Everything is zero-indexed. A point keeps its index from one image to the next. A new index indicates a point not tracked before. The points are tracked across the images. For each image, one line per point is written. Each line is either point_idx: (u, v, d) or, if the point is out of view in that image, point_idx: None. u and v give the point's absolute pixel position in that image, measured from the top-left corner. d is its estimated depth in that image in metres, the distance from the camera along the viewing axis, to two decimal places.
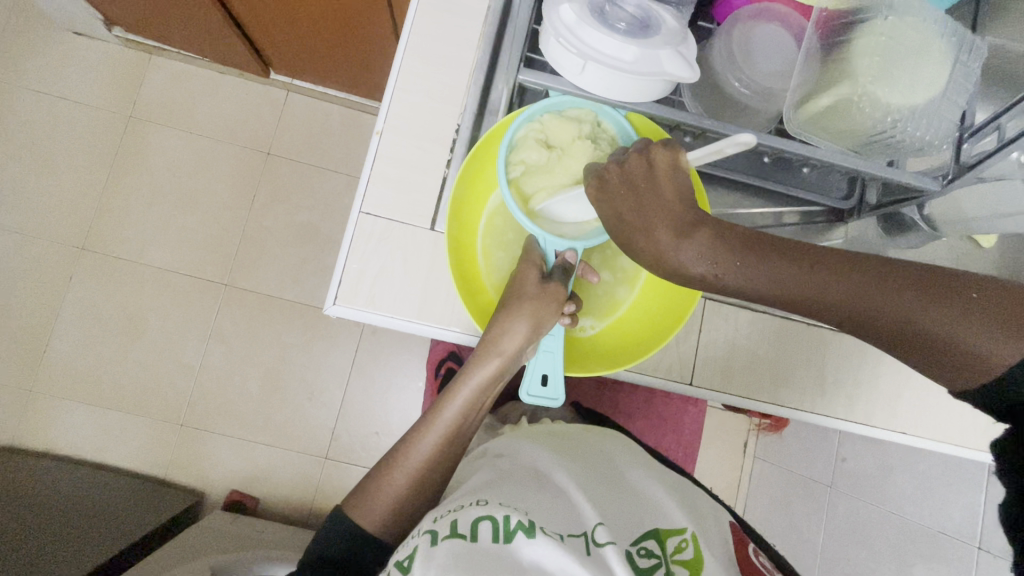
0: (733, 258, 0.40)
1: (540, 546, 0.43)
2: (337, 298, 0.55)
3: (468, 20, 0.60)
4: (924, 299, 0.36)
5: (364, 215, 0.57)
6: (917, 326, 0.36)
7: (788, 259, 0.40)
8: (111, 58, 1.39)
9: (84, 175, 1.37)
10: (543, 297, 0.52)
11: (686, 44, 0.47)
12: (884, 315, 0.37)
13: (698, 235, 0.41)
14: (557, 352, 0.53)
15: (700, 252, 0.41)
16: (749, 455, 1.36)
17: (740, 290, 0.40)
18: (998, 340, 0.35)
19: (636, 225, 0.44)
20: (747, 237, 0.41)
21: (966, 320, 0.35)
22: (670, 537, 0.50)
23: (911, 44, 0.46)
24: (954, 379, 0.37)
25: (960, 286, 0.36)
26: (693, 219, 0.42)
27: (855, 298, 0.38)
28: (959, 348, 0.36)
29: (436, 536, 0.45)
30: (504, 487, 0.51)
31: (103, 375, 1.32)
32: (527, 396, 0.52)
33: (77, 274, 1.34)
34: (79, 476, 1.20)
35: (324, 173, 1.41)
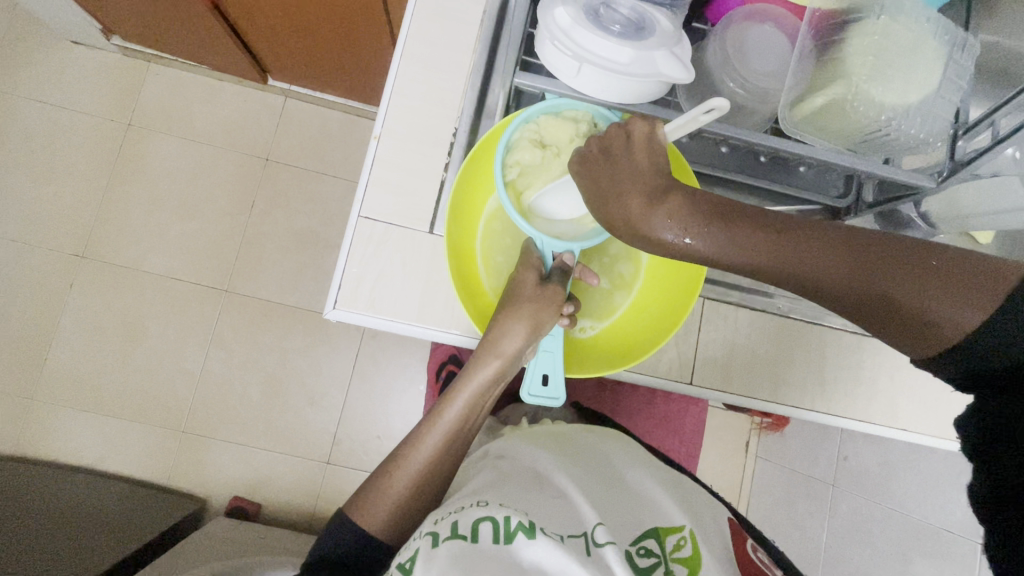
0: (708, 225, 0.38)
1: (540, 546, 0.43)
2: (337, 301, 0.55)
3: (464, 24, 0.61)
4: (892, 267, 0.36)
5: (363, 219, 0.57)
6: (879, 293, 0.36)
7: (763, 229, 0.38)
8: (109, 67, 1.39)
9: (84, 183, 1.37)
10: (542, 299, 0.53)
11: (680, 46, 0.48)
12: (848, 283, 0.37)
13: (673, 202, 0.39)
14: (557, 353, 0.53)
15: (674, 219, 0.38)
16: (751, 454, 1.36)
17: (716, 259, 0.38)
18: (961, 305, 0.35)
19: (610, 195, 0.42)
20: (720, 206, 0.39)
21: (925, 288, 0.36)
22: (669, 535, 0.50)
23: (904, 43, 0.46)
24: (917, 347, 0.38)
25: (919, 254, 0.36)
26: (664, 186, 0.40)
27: (828, 267, 0.37)
28: (914, 314, 0.36)
29: (437, 538, 0.45)
30: (504, 488, 0.52)
31: (104, 383, 1.32)
32: (528, 397, 0.52)
33: (77, 282, 1.34)
34: (81, 484, 1.20)
35: (322, 179, 1.42)
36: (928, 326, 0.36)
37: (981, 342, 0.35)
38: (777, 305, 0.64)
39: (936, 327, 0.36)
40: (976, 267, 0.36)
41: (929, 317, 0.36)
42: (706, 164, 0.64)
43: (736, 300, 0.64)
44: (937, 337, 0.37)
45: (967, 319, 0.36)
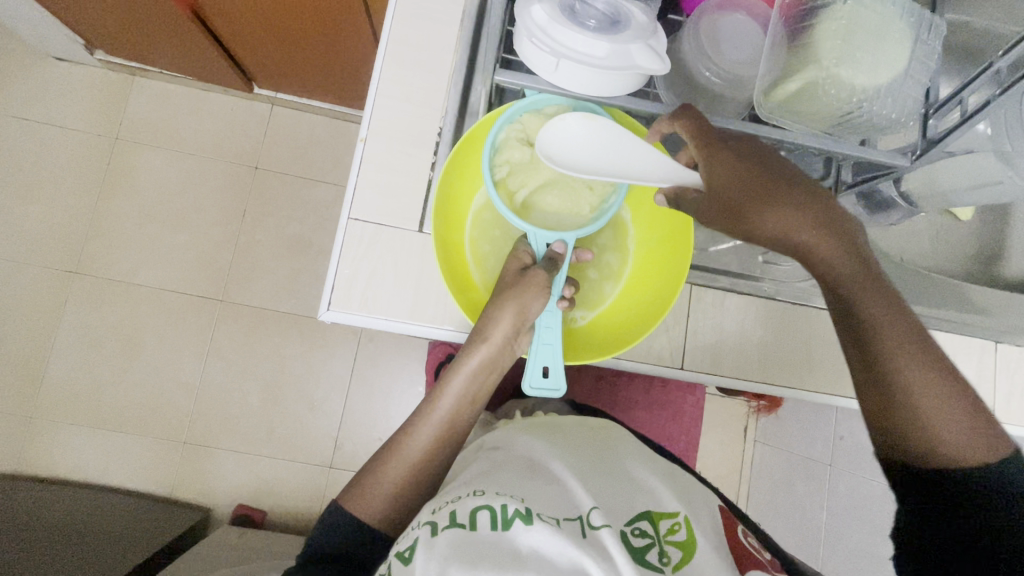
0: (860, 278, 0.43)
1: (538, 532, 0.44)
2: (331, 303, 0.56)
3: (444, 24, 0.62)
4: (951, 401, 0.43)
5: (353, 220, 0.58)
6: (936, 415, 0.43)
7: (896, 314, 0.43)
8: (94, 81, 1.39)
9: (74, 199, 1.37)
10: (526, 283, 0.53)
11: (656, 38, 0.49)
12: (917, 394, 0.43)
13: (840, 242, 0.43)
14: (557, 345, 0.54)
15: (836, 255, 0.42)
16: (749, 439, 1.39)
17: (849, 296, 0.43)
18: (969, 449, 0.43)
19: (780, 195, 0.43)
20: (877, 278, 0.43)
21: (956, 424, 0.43)
22: (663, 520, 0.52)
23: (870, 26, 0.48)
24: (914, 455, 0.45)
25: (971, 401, 0.44)
26: (844, 225, 0.43)
27: (920, 368, 0.43)
28: (931, 440, 0.44)
29: (436, 527, 0.46)
30: (500, 477, 0.53)
31: (103, 398, 1.32)
32: (528, 389, 0.52)
33: (72, 298, 1.34)
34: (84, 500, 1.21)
35: (313, 185, 1.42)
36: (936, 454, 0.44)
37: (964, 479, 0.43)
38: (766, 289, 0.66)
39: (942, 455, 0.44)
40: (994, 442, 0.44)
41: (941, 446, 0.44)
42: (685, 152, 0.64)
43: (723, 284, 0.66)
44: (934, 456, 0.44)
45: (964, 458, 0.43)
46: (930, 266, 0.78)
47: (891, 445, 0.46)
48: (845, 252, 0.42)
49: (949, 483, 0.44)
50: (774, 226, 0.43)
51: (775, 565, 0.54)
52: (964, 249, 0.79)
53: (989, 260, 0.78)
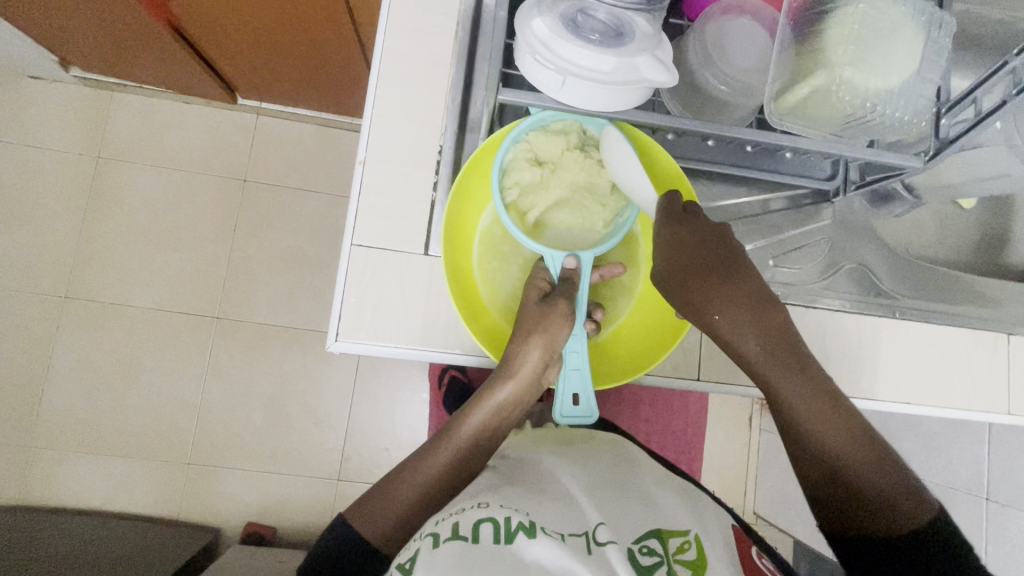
0: (776, 349, 0.48)
1: (541, 545, 0.44)
2: (339, 333, 0.55)
3: (438, 37, 0.60)
4: (878, 467, 0.46)
5: (357, 246, 0.56)
6: (869, 480, 0.46)
7: (815, 383, 0.48)
8: (71, 99, 1.35)
9: (59, 222, 1.34)
10: (549, 313, 0.52)
11: (661, 47, 0.47)
12: (840, 457, 0.46)
13: (754, 313, 0.49)
14: (585, 371, 0.53)
15: (752, 325, 0.49)
16: (755, 428, 1.40)
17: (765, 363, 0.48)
18: (909, 517, 0.45)
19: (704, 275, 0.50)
20: (792, 348, 0.48)
21: (888, 489, 0.46)
22: (674, 538, 0.49)
23: (882, 28, 0.46)
24: (855, 519, 0.46)
25: (897, 469, 0.46)
26: (759, 300, 0.49)
27: (844, 435, 0.47)
28: (863, 504, 0.46)
29: (437, 539, 0.45)
30: (507, 491, 0.52)
31: (102, 423, 1.30)
32: (560, 418, 0.51)
33: (64, 324, 1.31)
34: (90, 529, 1.19)
35: (304, 195, 1.39)
36: (873, 520, 0.46)
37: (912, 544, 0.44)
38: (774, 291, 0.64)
39: (878, 522, 0.45)
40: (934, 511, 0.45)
41: (876, 512, 0.45)
42: (689, 160, 0.64)
43: None
44: (876, 521, 0.45)
45: (907, 524, 0.45)
46: (938, 255, 0.77)
47: (830, 511, 0.48)
48: (750, 325, 0.49)
49: (902, 548, 0.44)
50: (694, 300, 0.50)
51: None
52: (972, 237, 0.78)
53: (996, 246, 0.77)
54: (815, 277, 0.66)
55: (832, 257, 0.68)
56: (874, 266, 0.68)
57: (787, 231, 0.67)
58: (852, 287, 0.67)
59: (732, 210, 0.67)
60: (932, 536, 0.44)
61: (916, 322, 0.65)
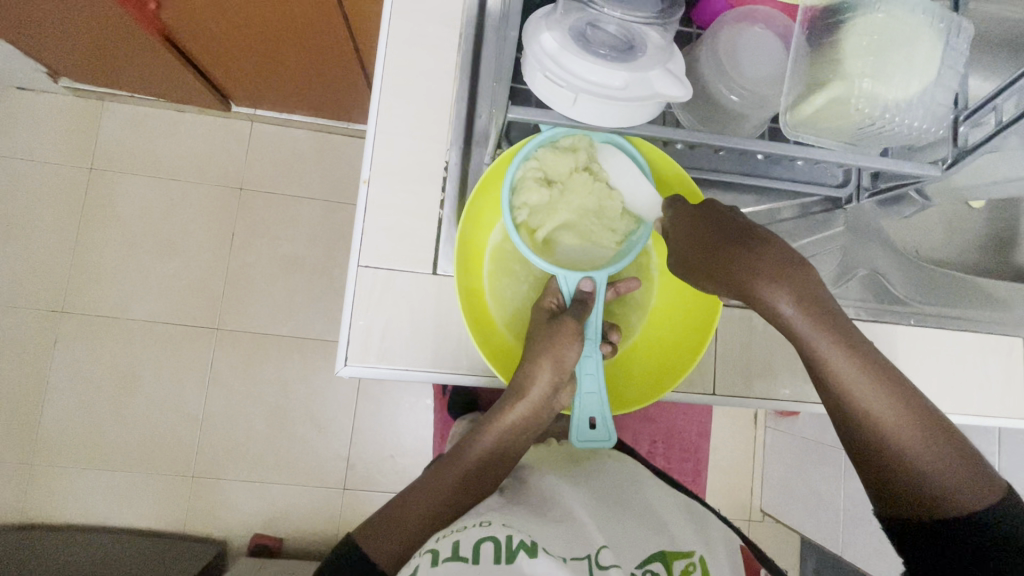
0: (822, 323, 0.44)
1: (542, 565, 0.43)
2: (348, 358, 0.54)
3: (440, 49, 0.58)
4: (935, 441, 0.43)
5: (363, 268, 0.55)
6: (929, 456, 0.43)
7: (860, 356, 0.44)
8: (61, 110, 1.33)
9: (53, 235, 1.31)
10: (559, 334, 0.51)
11: (673, 61, 0.46)
12: (896, 430, 0.43)
13: (797, 284, 0.44)
14: (602, 394, 0.53)
15: (797, 299, 0.43)
16: (761, 426, 1.40)
17: (810, 339, 0.44)
18: (969, 490, 0.43)
19: (738, 251, 0.45)
20: (835, 320, 0.44)
21: (947, 463, 0.43)
22: (677, 560, 0.50)
23: (903, 36, 0.45)
24: (915, 500, 0.44)
25: (950, 435, 0.44)
26: (801, 269, 0.44)
27: (898, 411, 0.43)
28: (923, 480, 0.43)
29: (437, 556, 0.45)
30: (511, 511, 0.52)
31: (103, 438, 1.28)
32: (578, 442, 0.51)
33: (60, 339, 1.29)
34: (94, 546, 1.18)
35: (301, 202, 1.38)
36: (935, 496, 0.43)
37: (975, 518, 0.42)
38: None
39: (941, 499, 0.43)
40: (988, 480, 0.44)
41: (935, 487, 0.43)
42: (701, 170, 0.63)
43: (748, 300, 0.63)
44: (938, 499, 0.43)
45: (968, 498, 0.43)
46: (947, 256, 0.76)
47: (886, 490, 0.45)
48: (795, 290, 0.44)
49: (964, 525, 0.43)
50: (732, 276, 0.45)
51: None
52: (981, 236, 0.77)
53: (1005, 245, 0.76)
54: (828, 285, 0.66)
55: (846, 264, 0.67)
56: (889, 272, 0.67)
57: (799, 240, 0.67)
58: (866, 295, 0.66)
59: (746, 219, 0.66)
60: (993, 510, 0.42)
61: (933, 329, 0.65)
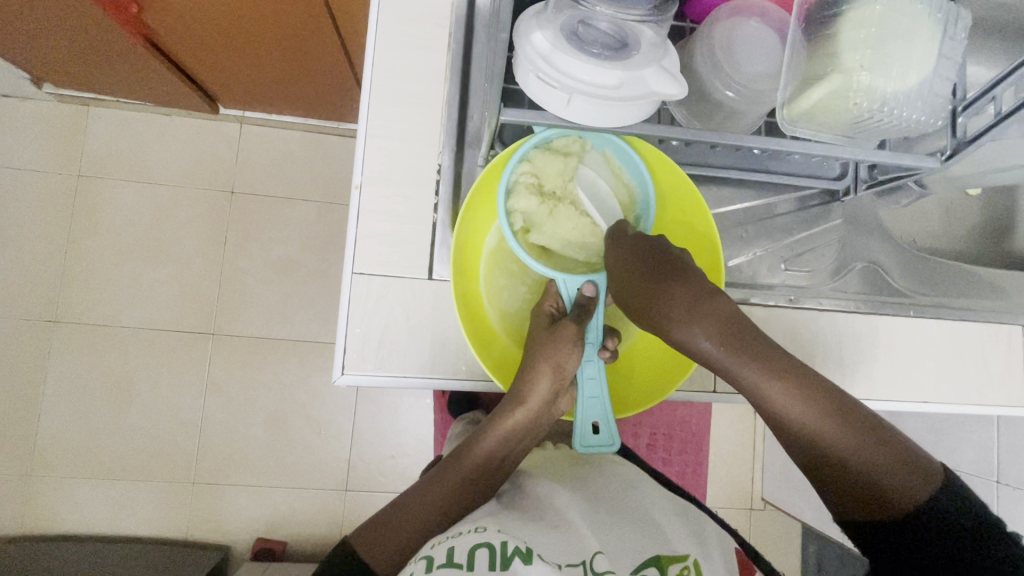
0: (740, 353, 0.45)
1: (538, 571, 0.43)
2: (345, 367, 0.53)
3: (430, 50, 0.57)
4: (877, 449, 0.44)
5: (358, 275, 0.54)
6: (871, 466, 0.44)
7: (786, 376, 0.45)
8: (46, 117, 1.30)
9: (42, 244, 1.29)
10: (560, 340, 0.51)
11: (668, 58, 0.45)
12: (834, 447, 0.44)
13: (711, 316, 0.45)
14: (605, 399, 0.51)
15: (709, 332, 0.45)
16: (760, 416, 1.41)
17: (729, 369, 0.46)
18: (916, 490, 0.44)
19: (655, 291, 0.47)
20: (755, 343, 0.45)
21: (891, 470, 0.44)
22: (672, 565, 0.50)
23: (900, 28, 0.44)
24: (866, 508, 0.45)
25: (895, 443, 0.44)
26: (711, 299, 0.46)
27: (833, 425, 0.44)
28: (872, 491, 0.44)
29: (431, 563, 0.45)
30: (505, 517, 0.51)
31: (101, 448, 1.28)
32: (582, 448, 0.49)
33: (54, 349, 1.28)
34: (96, 556, 1.18)
35: (294, 203, 1.36)
36: (886, 504, 0.44)
37: (923, 517, 0.44)
38: (784, 296, 0.63)
39: (888, 505, 0.44)
40: (933, 477, 0.44)
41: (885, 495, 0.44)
42: (698, 165, 0.63)
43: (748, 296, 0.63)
44: (885, 506, 0.44)
45: (915, 499, 0.44)
46: (944, 245, 0.76)
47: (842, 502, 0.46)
48: (709, 328, 0.45)
49: (915, 524, 0.44)
50: (655, 317, 0.47)
51: None
52: (978, 224, 0.77)
53: (1001, 232, 0.76)
54: (825, 279, 0.65)
55: (844, 257, 0.66)
56: (886, 263, 0.67)
57: (796, 234, 0.66)
58: (863, 288, 0.65)
59: (744, 215, 0.66)
60: (940, 506, 0.44)
61: (931, 319, 0.65)
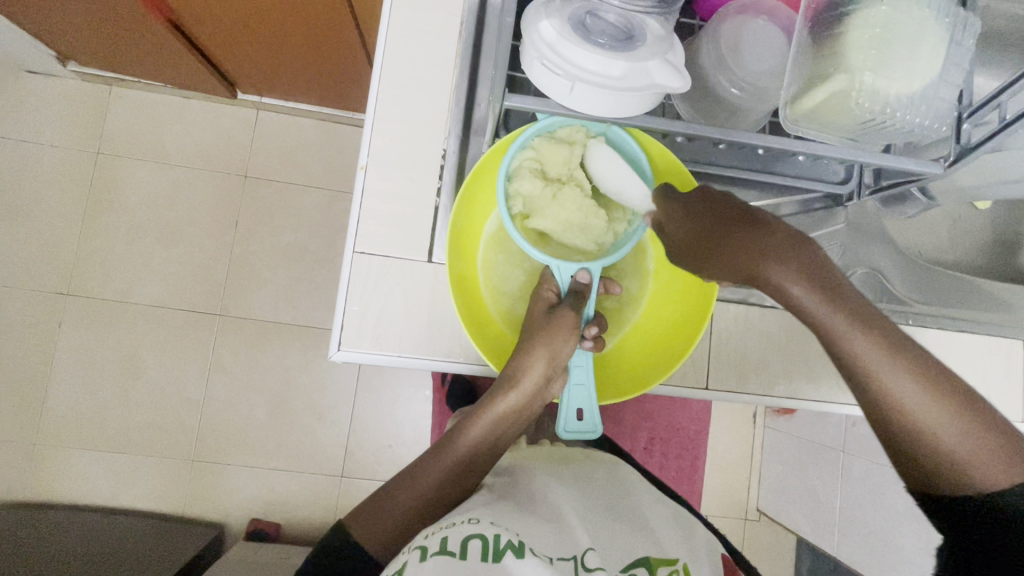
0: (824, 297, 0.41)
1: (529, 565, 0.43)
2: (342, 343, 0.54)
3: (441, 37, 0.58)
4: (969, 423, 0.40)
5: (359, 253, 0.55)
6: (958, 438, 0.40)
7: (874, 331, 0.41)
8: (70, 95, 1.34)
9: (59, 219, 1.32)
10: (555, 327, 0.51)
11: (673, 51, 0.46)
12: (913, 411, 0.40)
13: (797, 258, 0.42)
14: (590, 386, 0.53)
15: (794, 272, 0.42)
16: (759, 426, 1.40)
17: (805, 314, 0.42)
18: (1007, 474, 0.40)
19: (728, 228, 0.45)
20: (842, 294, 0.42)
21: (980, 447, 0.40)
22: (662, 567, 0.50)
23: (906, 31, 0.44)
24: (947, 483, 0.41)
25: (991, 421, 0.40)
26: (797, 242, 0.43)
27: (923, 388, 0.40)
28: (948, 463, 0.41)
29: (425, 552, 0.44)
30: (496, 508, 0.52)
31: (106, 420, 1.30)
32: (564, 433, 0.51)
33: (66, 321, 1.31)
34: (96, 525, 1.20)
35: (307, 190, 1.38)
36: (953, 476, 0.41)
37: (1013, 501, 0.39)
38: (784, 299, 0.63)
39: (972, 483, 0.40)
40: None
41: (958, 466, 0.40)
42: (701, 166, 0.63)
43: (745, 296, 0.63)
44: (968, 483, 0.40)
45: (1005, 483, 0.40)
46: (951, 257, 0.75)
47: (905, 464, 0.43)
48: (797, 269, 0.42)
49: (998, 507, 0.40)
50: (728, 254, 0.44)
51: None
52: (986, 239, 0.76)
53: (1009, 247, 0.76)
54: None
55: (846, 261, 0.66)
56: (887, 271, 0.67)
57: None
58: (864, 292, 0.65)
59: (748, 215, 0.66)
60: None
61: (930, 329, 0.64)
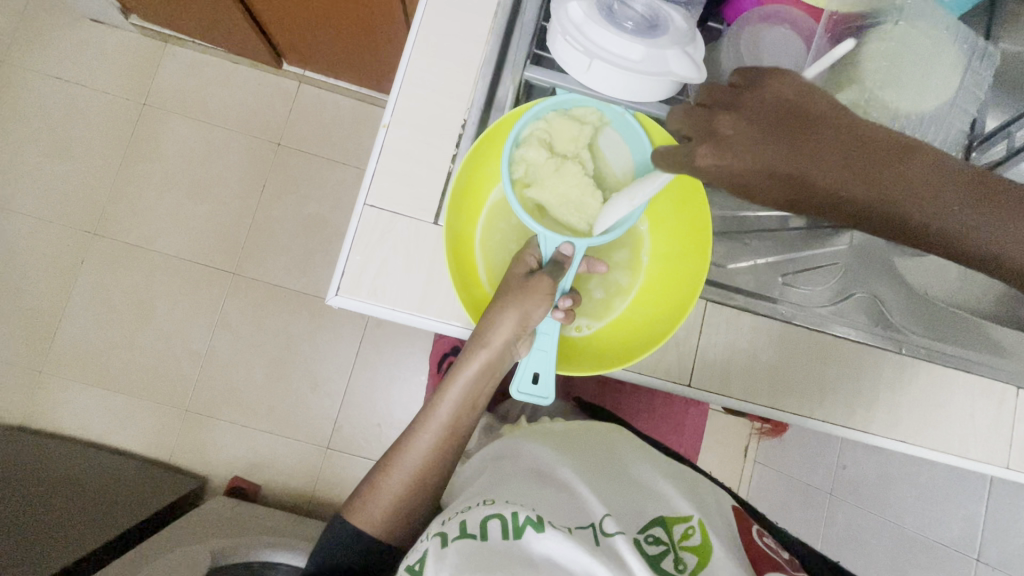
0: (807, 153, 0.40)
1: (550, 538, 0.46)
2: (340, 288, 0.56)
3: (478, 15, 0.61)
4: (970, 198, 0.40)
5: (369, 207, 0.57)
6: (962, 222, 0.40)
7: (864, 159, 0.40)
8: (127, 46, 1.40)
9: (99, 161, 1.38)
10: (528, 288, 0.53)
11: (693, 45, 0.47)
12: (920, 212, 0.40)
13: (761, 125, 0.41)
14: (551, 352, 0.54)
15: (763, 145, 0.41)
16: (750, 461, 1.35)
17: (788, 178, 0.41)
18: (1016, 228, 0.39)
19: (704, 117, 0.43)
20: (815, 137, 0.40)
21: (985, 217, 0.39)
22: (677, 524, 0.55)
23: (921, 51, 0.48)
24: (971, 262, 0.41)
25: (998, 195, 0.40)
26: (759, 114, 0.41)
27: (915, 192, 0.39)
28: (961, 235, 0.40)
29: (446, 539, 0.47)
30: (510, 487, 0.54)
31: (112, 359, 1.34)
32: (517, 394, 0.53)
33: (89, 259, 1.35)
34: (86, 456, 1.22)
35: (334, 166, 1.42)
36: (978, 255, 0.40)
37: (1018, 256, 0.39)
38: (781, 311, 0.63)
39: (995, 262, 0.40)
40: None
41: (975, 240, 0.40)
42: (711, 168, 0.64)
43: (739, 303, 0.63)
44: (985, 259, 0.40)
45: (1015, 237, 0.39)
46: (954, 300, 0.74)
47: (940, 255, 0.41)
48: (923, 195, 0.40)
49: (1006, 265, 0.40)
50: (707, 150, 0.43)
51: (789, 561, 0.59)
52: None
53: None
54: (824, 301, 0.66)
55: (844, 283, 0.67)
56: (887, 301, 0.67)
57: (798, 252, 0.67)
58: (862, 316, 0.65)
59: (748, 223, 0.67)
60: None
61: (923, 362, 0.64)
